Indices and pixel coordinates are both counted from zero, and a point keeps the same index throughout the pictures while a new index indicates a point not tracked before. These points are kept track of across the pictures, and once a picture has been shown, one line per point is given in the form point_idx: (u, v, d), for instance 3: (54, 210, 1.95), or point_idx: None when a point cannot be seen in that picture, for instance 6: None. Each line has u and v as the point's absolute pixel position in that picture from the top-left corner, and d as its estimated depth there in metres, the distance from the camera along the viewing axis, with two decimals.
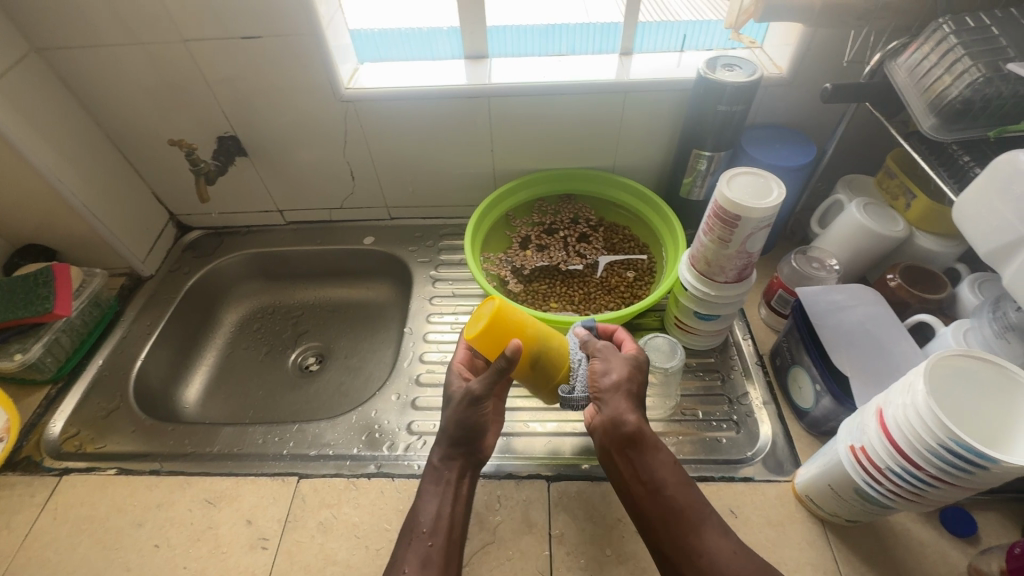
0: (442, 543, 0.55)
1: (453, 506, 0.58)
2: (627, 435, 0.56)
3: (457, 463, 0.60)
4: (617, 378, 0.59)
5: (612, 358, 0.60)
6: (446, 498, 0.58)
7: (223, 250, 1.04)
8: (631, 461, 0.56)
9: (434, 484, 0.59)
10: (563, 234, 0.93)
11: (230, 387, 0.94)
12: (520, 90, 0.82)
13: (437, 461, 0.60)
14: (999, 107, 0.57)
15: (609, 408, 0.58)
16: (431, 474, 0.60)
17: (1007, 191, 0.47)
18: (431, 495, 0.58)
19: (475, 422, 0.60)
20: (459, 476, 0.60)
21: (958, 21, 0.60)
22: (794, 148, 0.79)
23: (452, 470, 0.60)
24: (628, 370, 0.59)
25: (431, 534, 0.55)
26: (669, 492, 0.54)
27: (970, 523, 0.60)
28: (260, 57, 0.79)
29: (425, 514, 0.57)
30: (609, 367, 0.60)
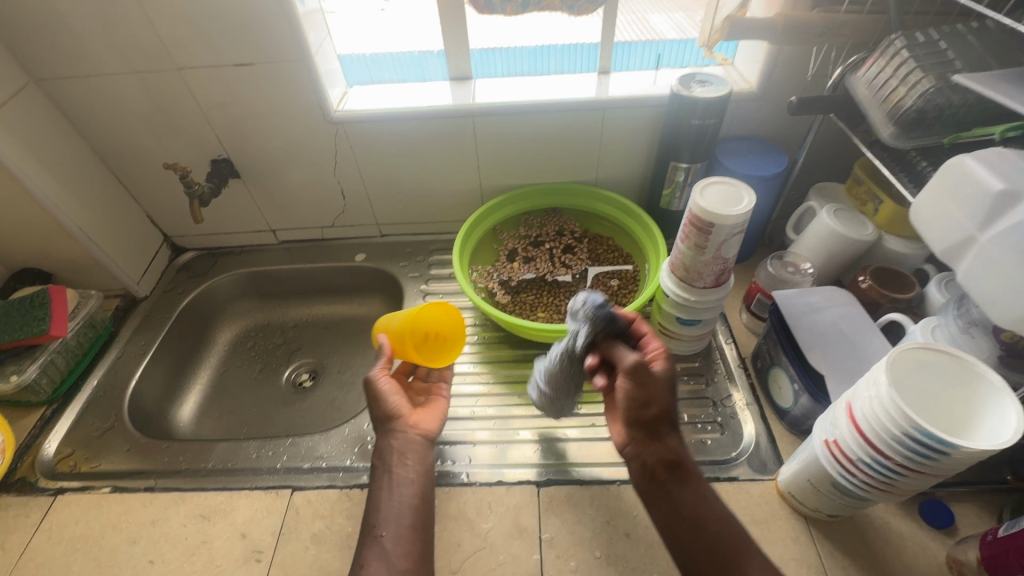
0: (395, 532, 0.57)
1: (395, 493, 0.61)
2: (672, 466, 0.54)
3: (393, 449, 0.64)
4: (660, 408, 0.54)
5: (652, 384, 0.55)
6: (393, 487, 0.61)
7: (217, 270, 1.06)
8: (671, 491, 0.54)
9: (382, 475, 0.63)
10: (549, 246, 0.95)
11: (223, 405, 0.95)
12: (503, 109, 0.85)
13: (377, 456, 0.65)
14: (952, 114, 0.60)
15: (665, 428, 0.55)
16: (375, 468, 0.64)
17: (958, 192, 0.49)
18: (377, 490, 0.61)
19: (387, 406, 0.67)
20: (395, 458, 0.64)
21: (909, 37, 0.63)
22: (767, 159, 0.83)
23: (384, 458, 0.64)
24: (665, 392, 0.55)
25: (384, 527, 0.58)
26: (713, 525, 0.51)
27: (948, 515, 0.62)
28: (252, 82, 0.82)
29: (378, 511, 0.59)
30: (653, 396, 0.54)
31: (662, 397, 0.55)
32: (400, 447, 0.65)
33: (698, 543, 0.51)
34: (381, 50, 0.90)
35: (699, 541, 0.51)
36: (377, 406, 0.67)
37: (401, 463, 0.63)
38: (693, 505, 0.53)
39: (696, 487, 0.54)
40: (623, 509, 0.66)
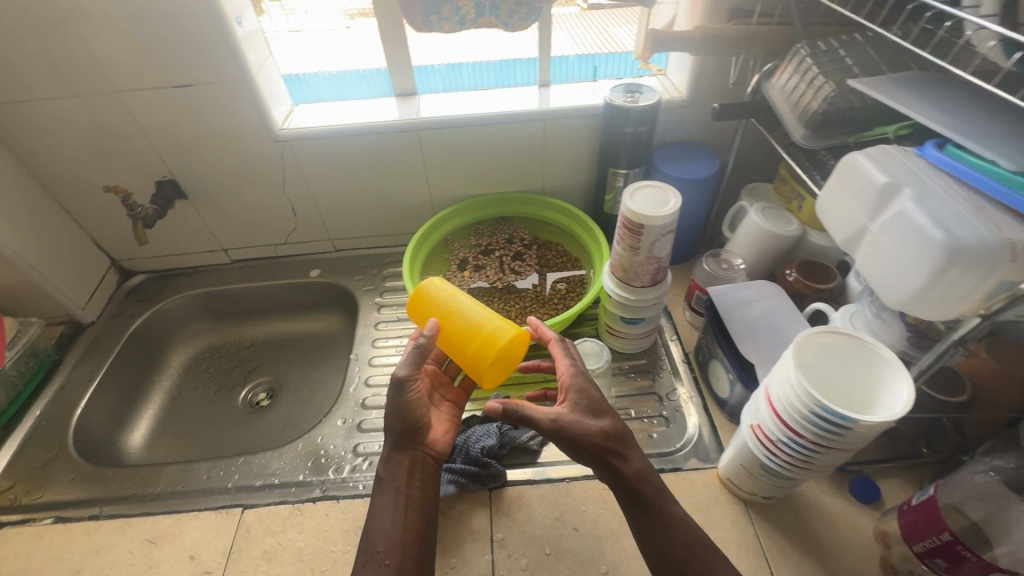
0: (399, 560, 0.55)
1: (404, 514, 0.58)
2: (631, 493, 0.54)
3: (403, 468, 0.61)
4: (590, 446, 0.54)
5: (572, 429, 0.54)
6: (397, 510, 0.58)
7: (168, 292, 1.05)
8: (639, 515, 0.55)
9: (383, 496, 0.60)
10: (499, 254, 0.98)
11: (177, 429, 0.93)
12: (446, 123, 0.88)
13: (385, 471, 0.61)
14: (855, 115, 0.65)
15: (613, 458, 0.55)
16: (382, 482, 0.61)
17: (851, 186, 0.53)
18: (382, 508, 0.59)
19: (411, 417, 0.62)
20: (405, 473, 0.61)
21: (812, 46, 0.68)
22: (699, 162, 0.87)
23: (394, 471, 0.61)
24: (590, 425, 0.55)
25: (386, 555, 0.56)
26: (681, 550, 0.53)
27: (873, 490, 0.65)
28: (192, 103, 0.83)
29: (379, 535, 0.57)
30: (575, 438, 0.54)
31: (592, 432, 0.55)
32: (413, 462, 0.61)
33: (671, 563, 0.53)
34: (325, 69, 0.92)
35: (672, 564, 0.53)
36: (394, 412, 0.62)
37: (412, 479, 0.60)
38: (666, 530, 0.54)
39: (670, 508, 0.55)
40: (572, 505, 0.67)
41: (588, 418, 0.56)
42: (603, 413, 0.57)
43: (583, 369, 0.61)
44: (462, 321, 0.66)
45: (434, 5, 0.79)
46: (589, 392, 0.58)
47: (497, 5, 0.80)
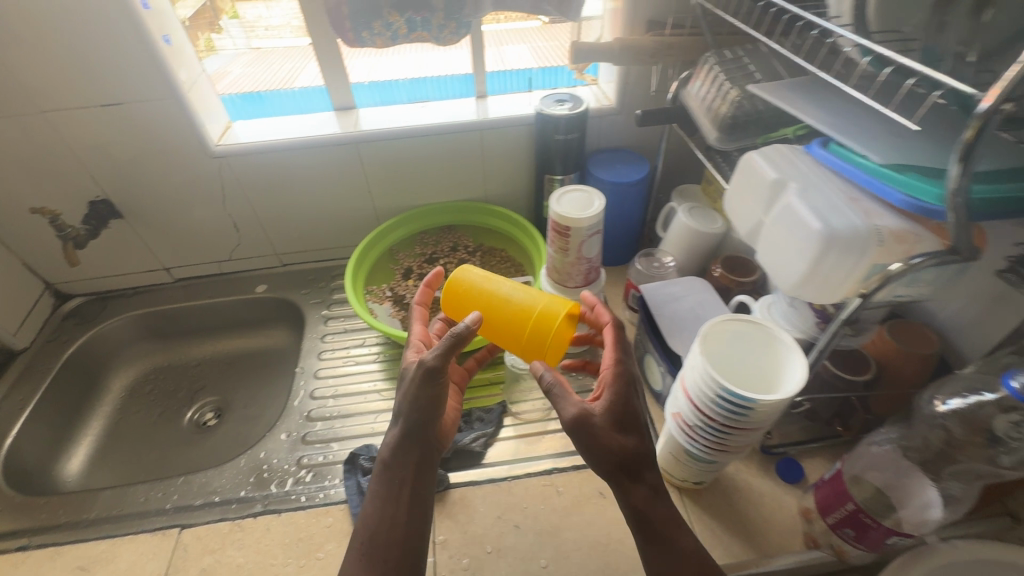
0: (397, 556, 0.53)
1: (400, 512, 0.55)
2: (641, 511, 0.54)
3: (412, 460, 0.57)
4: (608, 459, 0.53)
5: (600, 436, 0.53)
6: (395, 503, 0.55)
7: (107, 314, 1.02)
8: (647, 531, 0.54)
9: (385, 484, 0.56)
10: (444, 262, 0.99)
11: (118, 454, 0.91)
12: (383, 135, 0.89)
13: (391, 459, 0.57)
14: (760, 118, 0.69)
15: (635, 472, 0.53)
16: (382, 473, 0.57)
17: (747, 183, 0.57)
18: (376, 503, 0.56)
19: (428, 412, 0.56)
20: (407, 466, 0.56)
21: (719, 55, 0.73)
22: (630, 166, 0.91)
23: (397, 469, 0.56)
24: (616, 439, 0.53)
25: (385, 550, 0.53)
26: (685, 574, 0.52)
27: (797, 470, 0.69)
28: (123, 121, 0.82)
29: (375, 523, 0.54)
30: (596, 448, 0.53)
31: (618, 445, 0.53)
32: (417, 454, 0.57)
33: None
34: (262, 87, 0.93)
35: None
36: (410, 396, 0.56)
37: (414, 474, 0.56)
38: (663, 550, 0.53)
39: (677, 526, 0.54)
40: (513, 503, 0.69)
41: (618, 432, 0.53)
42: (634, 429, 0.54)
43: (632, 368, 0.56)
44: (507, 306, 0.63)
45: (365, 21, 0.81)
46: (631, 401, 0.54)
47: (427, 20, 0.82)
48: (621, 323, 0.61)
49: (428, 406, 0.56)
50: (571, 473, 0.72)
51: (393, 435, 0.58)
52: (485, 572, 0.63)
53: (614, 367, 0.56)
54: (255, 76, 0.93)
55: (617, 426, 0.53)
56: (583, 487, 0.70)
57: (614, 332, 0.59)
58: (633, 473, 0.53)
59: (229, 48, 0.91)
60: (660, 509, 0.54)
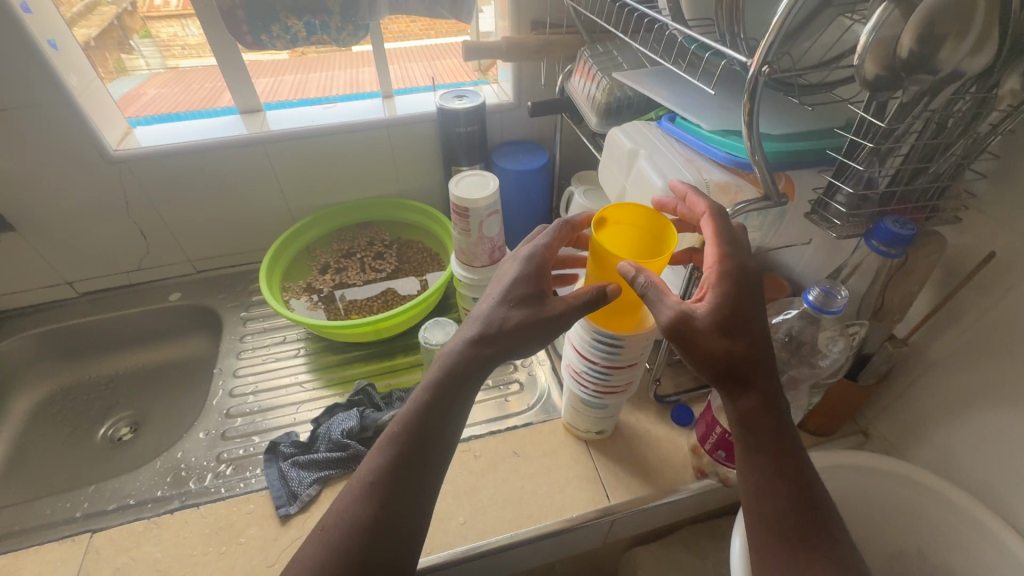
0: (418, 465, 0.48)
1: (431, 441, 0.48)
2: (747, 426, 0.47)
3: (478, 364, 0.51)
4: (706, 363, 0.46)
5: (700, 341, 0.45)
6: (444, 409, 0.50)
7: (4, 334, 0.97)
8: (755, 450, 0.47)
9: (451, 382, 0.51)
10: (361, 256, 1.03)
11: (22, 478, 0.87)
12: (291, 135, 0.92)
13: (464, 356, 0.51)
14: (631, 103, 0.78)
15: (743, 383, 0.46)
16: (427, 393, 0.50)
17: (614, 156, 0.65)
18: (405, 423, 0.49)
19: (528, 326, 0.51)
20: (459, 386, 0.51)
21: (593, 50, 0.82)
22: (530, 156, 0.98)
23: (449, 385, 0.50)
24: (722, 343, 0.45)
25: (415, 456, 0.48)
26: (789, 496, 0.46)
27: (688, 413, 0.77)
28: (8, 128, 0.80)
29: (418, 425, 0.49)
30: (695, 353, 0.45)
31: (720, 350, 0.45)
32: (476, 374, 0.51)
33: (779, 504, 0.45)
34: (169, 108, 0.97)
35: (776, 508, 0.45)
36: (517, 316, 0.51)
37: (460, 397, 0.50)
38: (771, 469, 0.46)
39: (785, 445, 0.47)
40: None
41: (724, 334, 0.45)
42: (742, 332, 0.45)
43: (740, 266, 0.47)
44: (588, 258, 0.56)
45: (262, 24, 0.84)
46: (737, 303, 0.46)
47: (326, 24, 0.86)
48: (720, 209, 0.50)
49: (523, 327, 0.51)
50: (488, 439, 0.77)
51: (468, 343, 0.51)
52: None
53: (718, 263, 0.47)
54: (172, 95, 1.00)
55: (724, 329, 0.45)
56: (499, 449, 0.75)
57: (713, 223, 0.49)
58: (743, 380, 0.46)
59: (144, 67, 0.99)
60: (773, 418, 0.47)
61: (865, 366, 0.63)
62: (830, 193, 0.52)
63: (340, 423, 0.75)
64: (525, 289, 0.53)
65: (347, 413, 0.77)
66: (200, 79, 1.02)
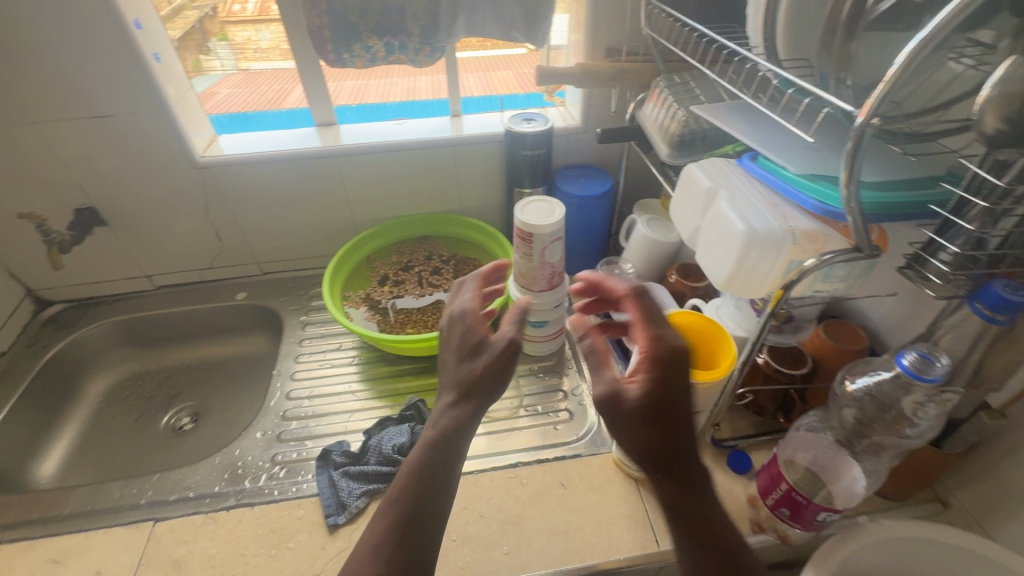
0: (413, 527, 0.44)
1: (428, 503, 0.46)
2: (676, 517, 0.43)
3: (460, 423, 0.49)
4: (627, 446, 0.44)
5: (625, 418, 0.44)
6: (435, 470, 0.47)
7: (87, 320, 1.04)
8: (684, 547, 0.43)
9: (437, 442, 0.48)
10: (419, 270, 1.05)
11: (92, 457, 0.92)
12: (363, 150, 0.95)
13: (447, 418, 0.50)
14: (705, 137, 0.76)
15: (671, 472, 0.43)
16: (422, 453, 0.48)
17: (689, 192, 0.63)
18: (403, 482, 0.46)
19: (497, 367, 0.51)
20: (447, 445, 0.48)
21: (669, 80, 0.80)
22: (594, 181, 0.97)
23: (443, 446, 0.48)
24: (648, 428, 0.44)
25: (410, 518, 0.45)
26: None
27: (746, 461, 0.73)
28: (110, 133, 0.86)
29: (413, 486, 0.46)
30: (620, 430, 0.45)
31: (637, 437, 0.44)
32: (463, 432, 0.49)
33: None
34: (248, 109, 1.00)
35: None
36: (477, 368, 0.51)
37: (452, 454, 0.48)
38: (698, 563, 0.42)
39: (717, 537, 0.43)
40: (478, 495, 0.72)
41: (655, 418, 0.44)
42: (673, 419, 0.44)
43: (681, 349, 0.47)
44: None
45: (345, 43, 0.87)
46: (671, 386, 0.45)
47: (405, 44, 0.89)
48: (641, 291, 0.53)
49: (494, 372, 0.51)
50: (535, 467, 0.76)
51: (450, 407, 0.50)
52: (450, 560, 0.66)
53: (649, 348, 0.47)
54: (245, 98, 1.02)
55: (650, 419, 0.44)
56: (546, 479, 0.74)
57: (638, 307, 0.52)
58: (671, 466, 0.43)
59: (219, 69, 1.01)
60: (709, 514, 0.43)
61: (953, 433, 0.59)
62: (930, 249, 0.49)
63: (391, 437, 0.77)
64: (468, 334, 0.54)
65: (398, 428, 0.78)
66: (270, 80, 1.04)
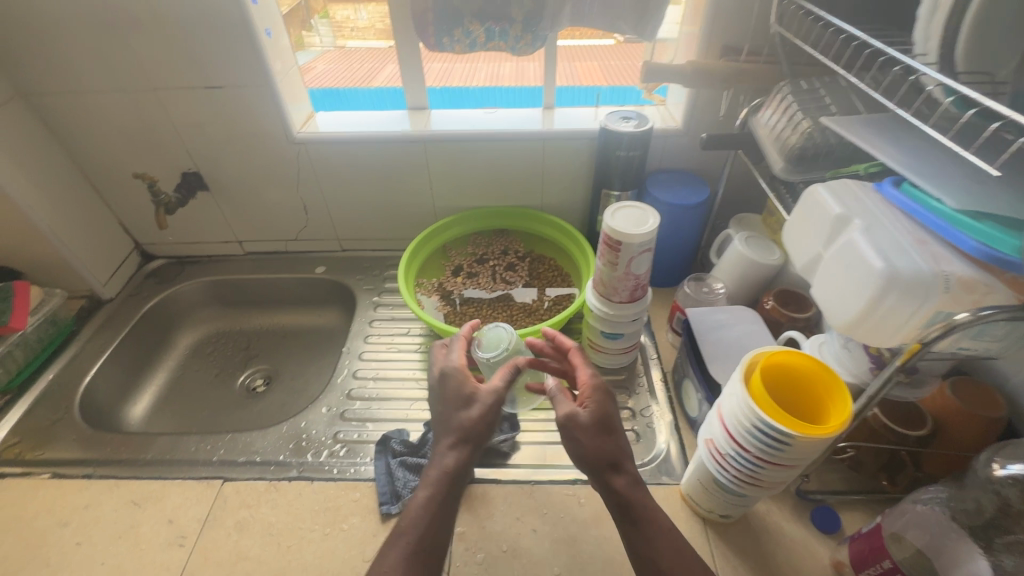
0: (410, 556, 0.51)
1: (428, 535, 0.53)
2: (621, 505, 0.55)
3: (451, 464, 0.57)
4: (585, 455, 0.57)
5: (580, 436, 0.57)
6: (427, 504, 0.54)
7: (183, 278, 1.11)
8: (628, 530, 0.55)
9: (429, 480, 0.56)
10: (493, 263, 1.03)
11: (176, 406, 0.99)
12: (451, 137, 0.93)
13: (444, 459, 0.58)
14: (831, 152, 0.67)
15: (608, 469, 0.56)
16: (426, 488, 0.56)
17: (811, 216, 0.56)
18: (414, 515, 0.54)
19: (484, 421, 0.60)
20: (451, 480, 0.56)
21: (795, 85, 0.72)
22: (690, 189, 0.90)
23: (447, 485, 0.56)
24: (597, 439, 0.57)
25: (409, 546, 0.52)
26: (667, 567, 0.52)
27: (833, 519, 0.65)
28: (219, 103, 0.90)
29: (409, 517, 0.54)
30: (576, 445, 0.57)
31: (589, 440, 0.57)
32: (463, 468, 0.58)
33: None
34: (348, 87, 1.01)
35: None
36: (471, 416, 0.60)
37: (458, 485, 0.57)
38: (649, 543, 0.53)
39: (662, 524, 0.54)
40: (532, 507, 0.69)
41: (598, 428, 0.58)
42: (612, 430, 0.58)
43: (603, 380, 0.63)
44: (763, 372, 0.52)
45: (446, 27, 0.85)
46: (603, 403, 0.60)
47: (505, 31, 0.85)
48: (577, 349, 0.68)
49: (483, 421, 0.60)
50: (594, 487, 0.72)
51: (450, 448, 0.59)
52: (499, 571, 0.64)
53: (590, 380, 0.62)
54: (341, 75, 1.04)
55: (602, 429, 0.58)
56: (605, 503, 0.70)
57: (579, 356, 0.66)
58: (611, 465, 0.56)
59: (318, 44, 1.04)
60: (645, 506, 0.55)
61: None
62: None
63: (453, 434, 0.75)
64: (461, 385, 0.62)
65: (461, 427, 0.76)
66: (362, 58, 1.06)
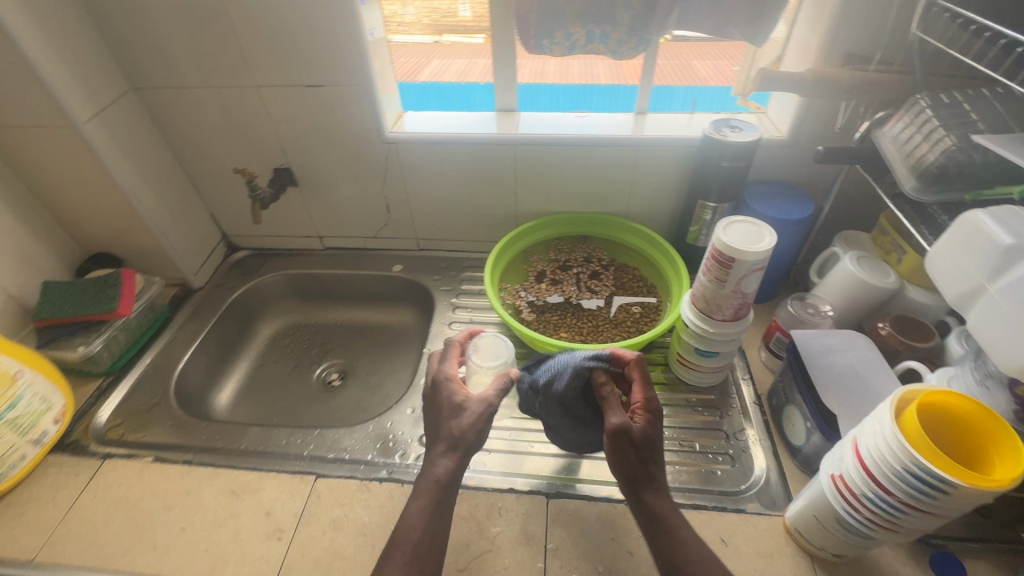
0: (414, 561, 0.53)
1: (428, 541, 0.55)
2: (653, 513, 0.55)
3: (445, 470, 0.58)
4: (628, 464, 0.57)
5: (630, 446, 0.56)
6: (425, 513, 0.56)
7: (265, 270, 1.14)
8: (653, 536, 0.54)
9: (423, 489, 0.57)
10: (577, 271, 1.01)
11: (258, 396, 1.01)
12: (543, 141, 0.92)
13: (438, 468, 0.58)
14: (975, 171, 0.62)
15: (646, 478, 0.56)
16: (419, 499, 0.57)
17: (970, 243, 0.51)
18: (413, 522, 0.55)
19: (478, 427, 0.59)
20: (445, 486, 0.57)
21: (934, 98, 0.67)
22: (793, 203, 0.86)
23: (440, 491, 0.57)
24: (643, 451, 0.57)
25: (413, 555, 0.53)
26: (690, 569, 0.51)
27: (957, 568, 0.61)
28: (316, 101, 0.91)
29: (411, 527, 0.55)
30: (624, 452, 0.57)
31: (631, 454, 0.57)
32: (455, 474, 0.58)
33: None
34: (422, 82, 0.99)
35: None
36: (461, 425, 0.60)
37: (450, 490, 0.58)
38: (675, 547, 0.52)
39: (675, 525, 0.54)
40: (626, 528, 0.68)
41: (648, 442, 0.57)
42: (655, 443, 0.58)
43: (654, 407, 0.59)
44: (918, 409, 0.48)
45: (547, 30, 0.83)
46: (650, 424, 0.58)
47: (607, 34, 0.83)
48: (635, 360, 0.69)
49: (475, 430, 0.59)
50: (689, 512, 0.69)
51: (442, 455, 0.59)
52: None
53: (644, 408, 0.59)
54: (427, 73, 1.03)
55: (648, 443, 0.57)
56: (703, 530, 0.67)
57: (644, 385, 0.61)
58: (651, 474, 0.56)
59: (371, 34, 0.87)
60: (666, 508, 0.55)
61: None
62: None
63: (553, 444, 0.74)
64: (452, 393, 0.62)
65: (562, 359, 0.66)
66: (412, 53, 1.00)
